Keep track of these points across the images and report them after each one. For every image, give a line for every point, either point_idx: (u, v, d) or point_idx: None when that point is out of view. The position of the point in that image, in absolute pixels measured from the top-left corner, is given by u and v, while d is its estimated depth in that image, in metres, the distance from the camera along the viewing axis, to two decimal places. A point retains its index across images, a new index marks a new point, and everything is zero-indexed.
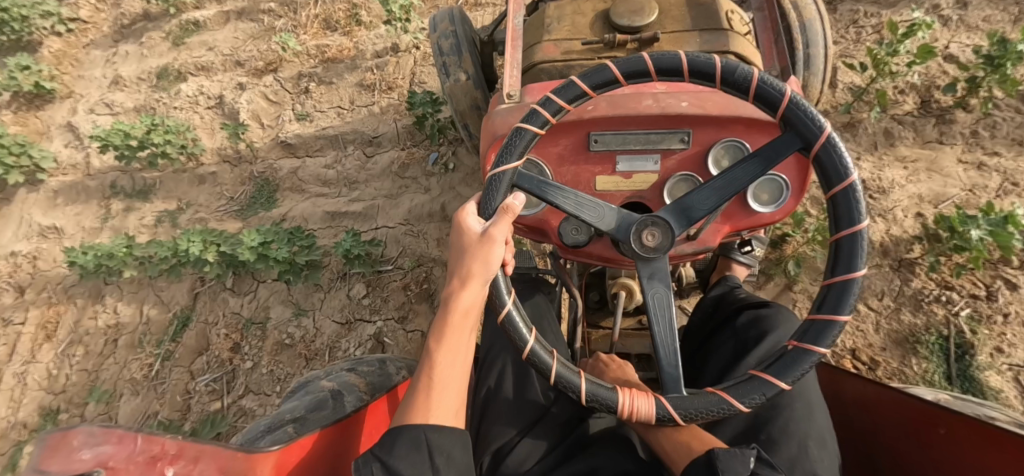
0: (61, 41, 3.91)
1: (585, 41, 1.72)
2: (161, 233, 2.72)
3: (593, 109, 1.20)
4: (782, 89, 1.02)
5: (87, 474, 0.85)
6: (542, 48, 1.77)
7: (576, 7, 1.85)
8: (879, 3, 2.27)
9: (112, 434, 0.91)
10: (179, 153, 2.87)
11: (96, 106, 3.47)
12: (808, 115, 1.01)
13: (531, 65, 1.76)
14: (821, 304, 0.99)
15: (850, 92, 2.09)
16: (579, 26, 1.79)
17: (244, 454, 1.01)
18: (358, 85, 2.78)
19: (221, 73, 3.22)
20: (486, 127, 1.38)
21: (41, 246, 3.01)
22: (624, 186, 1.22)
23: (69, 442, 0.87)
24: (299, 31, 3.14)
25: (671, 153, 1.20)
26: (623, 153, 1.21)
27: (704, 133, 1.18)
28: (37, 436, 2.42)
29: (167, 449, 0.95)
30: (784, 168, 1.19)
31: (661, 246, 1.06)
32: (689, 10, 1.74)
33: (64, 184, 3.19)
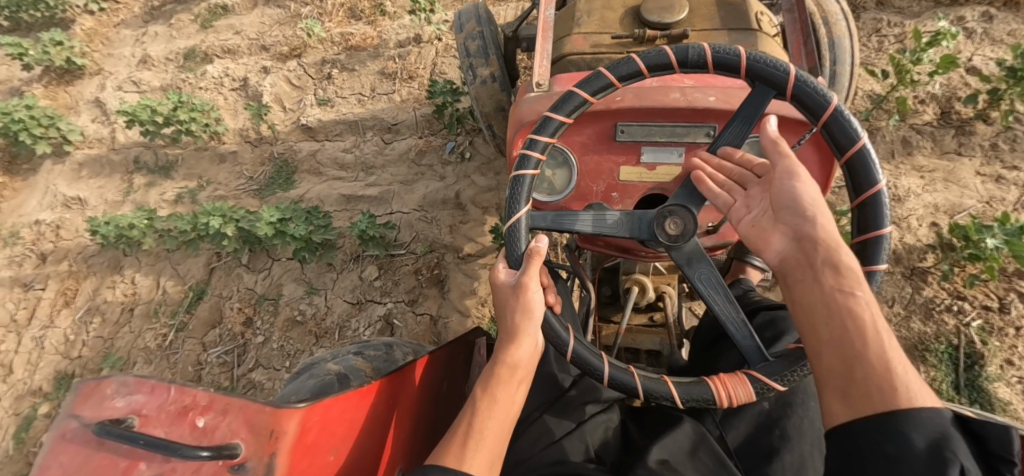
0: (93, 20, 4.03)
1: (614, 35, 1.78)
2: (182, 209, 2.79)
3: (621, 100, 1.18)
4: (737, 51, 1.06)
5: (121, 420, 0.89)
6: (571, 41, 1.84)
7: (605, 2, 1.91)
8: (902, 14, 2.28)
9: (143, 384, 0.93)
10: (202, 131, 2.93)
11: (124, 84, 3.55)
12: (770, 64, 1.04)
13: (560, 56, 1.83)
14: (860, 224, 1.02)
15: (870, 99, 2.09)
16: (608, 21, 1.86)
17: (270, 409, 0.98)
18: (379, 73, 2.82)
19: (247, 57, 3.29)
20: (515, 115, 1.45)
21: (65, 216, 3.09)
22: (647, 178, 1.25)
23: (102, 389, 0.91)
24: (325, 19, 3.20)
25: (695, 147, 1.21)
26: (647, 144, 1.21)
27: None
28: (52, 398, 2.49)
29: (198, 400, 0.95)
30: (807, 166, 1.20)
31: (685, 231, 1.09)
32: (718, 10, 1.82)
33: (91, 157, 3.28)
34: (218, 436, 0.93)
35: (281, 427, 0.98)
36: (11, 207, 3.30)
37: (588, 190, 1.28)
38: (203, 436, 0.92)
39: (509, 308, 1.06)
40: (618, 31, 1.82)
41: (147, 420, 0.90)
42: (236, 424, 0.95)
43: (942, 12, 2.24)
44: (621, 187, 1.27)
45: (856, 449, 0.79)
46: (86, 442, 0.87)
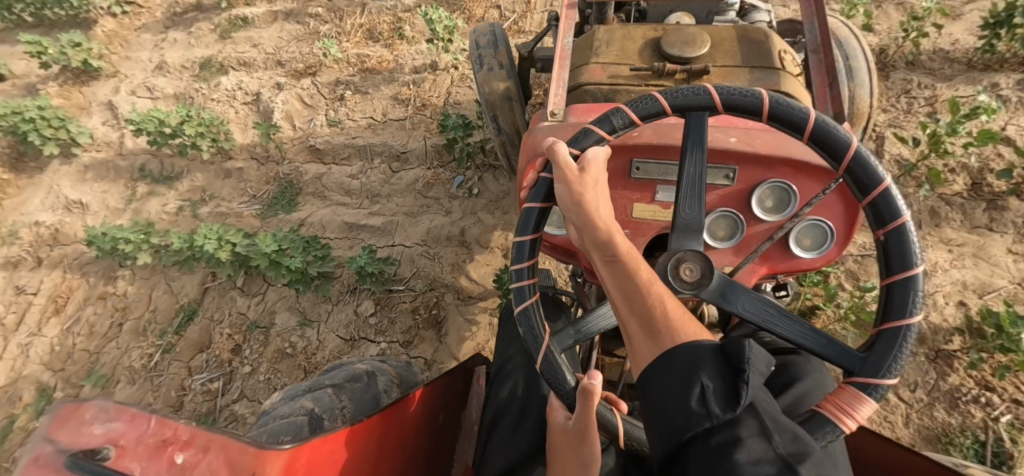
0: (114, 22, 4.03)
1: (633, 67, 1.76)
2: (182, 223, 2.74)
3: (639, 136, 1.22)
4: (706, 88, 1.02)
5: (96, 449, 0.80)
6: (589, 70, 1.81)
7: (625, 32, 1.88)
8: (934, 76, 2.20)
9: (125, 412, 0.84)
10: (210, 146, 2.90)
11: (138, 89, 3.53)
12: (742, 92, 1.01)
13: (577, 85, 1.81)
14: (889, 264, 0.94)
15: (897, 165, 2.00)
16: (628, 52, 1.83)
17: (254, 450, 0.87)
18: (393, 99, 2.78)
19: (262, 70, 3.26)
20: (528, 143, 1.42)
21: (65, 220, 3.05)
22: (660, 216, 1.24)
23: (82, 414, 0.83)
24: (343, 38, 3.19)
25: (715, 189, 1.22)
26: (663, 183, 1.24)
27: (750, 173, 1.20)
28: (30, 411, 2.41)
29: (179, 435, 0.85)
30: (832, 215, 1.20)
31: (701, 279, 0.98)
32: (741, 45, 1.78)
33: (97, 160, 3.24)
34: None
35: (265, 470, 0.87)
36: (12, 205, 3.26)
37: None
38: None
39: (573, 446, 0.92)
40: (637, 62, 1.79)
41: (123, 453, 0.81)
42: (218, 464, 0.85)
43: (977, 76, 2.16)
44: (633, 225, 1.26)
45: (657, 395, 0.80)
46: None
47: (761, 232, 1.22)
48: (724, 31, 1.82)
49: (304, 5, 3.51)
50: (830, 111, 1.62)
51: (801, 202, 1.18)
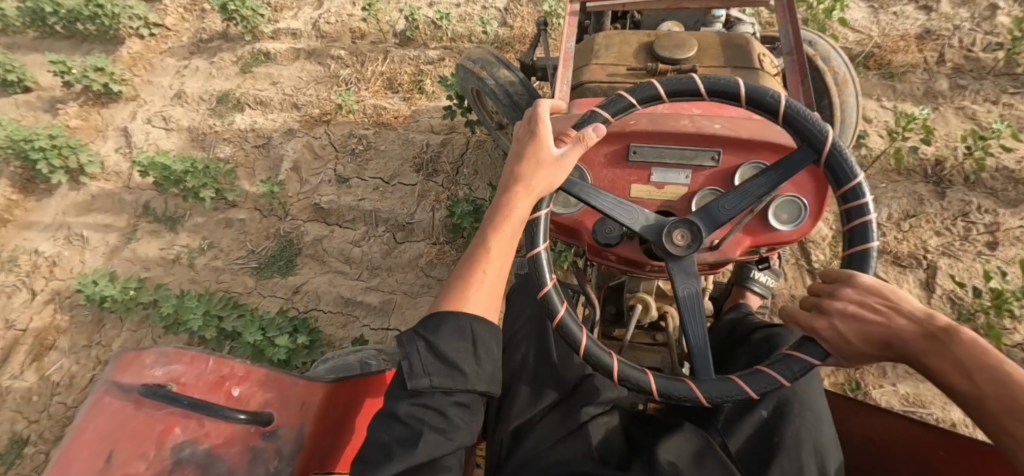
0: (142, 44, 3.97)
1: (630, 67, 2.00)
2: (178, 273, 2.67)
3: (635, 124, 1.39)
4: (727, 80, 1.19)
5: (163, 384, 1.19)
6: (590, 70, 2.05)
7: (623, 38, 2.11)
8: (996, 199, 2.01)
9: (182, 356, 1.25)
10: (217, 197, 2.82)
11: (154, 117, 3.47)
12: (758, 91, 1.18)
13: (580, 84, 2.04)
14: None
15: (949, 303, 1.86)
16: (624, 55, 2.06)
17: (302, 382, 1.33)
18: (403, 160, 2.65)
19: (276, 111, 3.15)
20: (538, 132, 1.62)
21: (64, 253, 3.00)
22: (656, 196, 1.40)
23: (142, 360, 1.21)
24: (361, 85, 3.07)
25: (703, 170, 1.37)
26: (657, 165, 1.39)
27: (732, 155, 1.36)
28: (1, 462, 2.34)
29: (233, 373, 1.28)
30: (805, 191, 1.36)
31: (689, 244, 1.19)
32: (724, 50, 2.05)
33: (104, 191, 3.19)
34: (248, 402, 1.25)
35: (308, 398, 1.31)
36: (18, 228, 3.23)
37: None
38: (239, 402, 1.24)
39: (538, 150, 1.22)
40: (634, 64, 2.03)
41: (185, 386, 1.21)
42: (267, 394, 1.29)
43: None
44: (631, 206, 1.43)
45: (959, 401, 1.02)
46: (127, 404, 1.14)
47: None
48: (710, 36, 2.08)
49: (328, 45, 3.41)
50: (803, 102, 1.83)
51: None
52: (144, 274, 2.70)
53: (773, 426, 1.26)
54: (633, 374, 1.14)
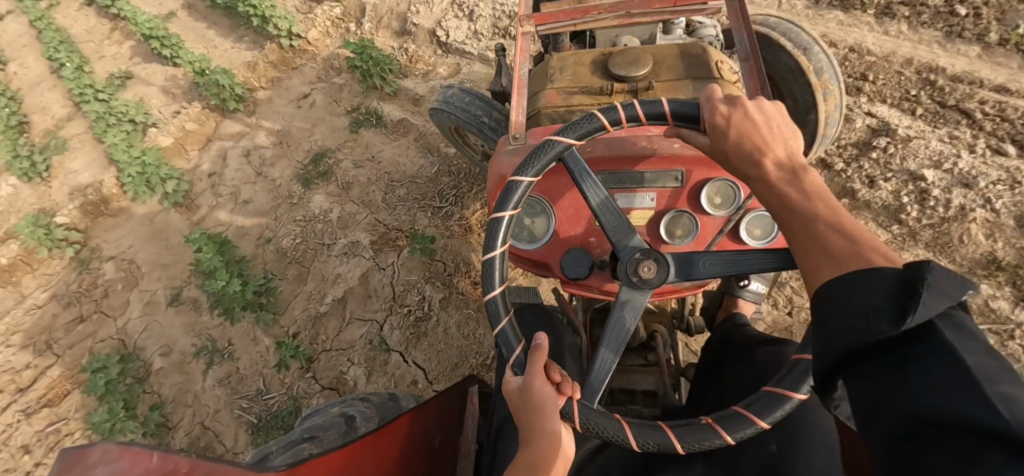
0: (278, 52, 3.58)
1: (587, 92, 1.98)
2: (191, 377, 2.42)
3: (592, 150, 1.47)
4: (573, 136, 1.28)
5: None
6: (547, 96, 2.05)
7: (576, 59, 2.11)
8: None
9: (126, 452, 0.86)
10: (249, 307, 2.41)
11: (251, 150, 3.13)
12: (584, 122, 1.27)
13: (536, 111, 2.04)
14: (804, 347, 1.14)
15: None
16: (580, 78, 2.05)
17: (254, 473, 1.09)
18: (456, 360, 2.14)
19: (356, 200, 2.63)
20: (494, 170, 1.67)
21: (117, 285, 2.91)
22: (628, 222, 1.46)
23: (84, 459, 0.82)
24: (457, 212, 2.44)
25: (665, 191, 1.43)
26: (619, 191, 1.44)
27: (693, 172, 1.41)
28: None
29: (184, 467, 0.91)
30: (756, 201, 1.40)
31: (653, 277, 1.24)
32: (680, 62, 2.00)
33: (180, 225, 3.03)
34: None
35: None
36: (108, 225, 3.26)
37: (569, 233, 1.55)
38: None
39: (521, 410, 1.10)
40: (590, 84, 2.02)
41: None
42: None
43: None
44: (598, 234, 1.55)
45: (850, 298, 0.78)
46: None
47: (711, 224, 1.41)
48: (665, 49, 2.04)
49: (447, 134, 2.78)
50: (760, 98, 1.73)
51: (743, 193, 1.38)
52: (160, 359, 2.49)
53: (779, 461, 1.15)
54: (609, 424, 1.12)
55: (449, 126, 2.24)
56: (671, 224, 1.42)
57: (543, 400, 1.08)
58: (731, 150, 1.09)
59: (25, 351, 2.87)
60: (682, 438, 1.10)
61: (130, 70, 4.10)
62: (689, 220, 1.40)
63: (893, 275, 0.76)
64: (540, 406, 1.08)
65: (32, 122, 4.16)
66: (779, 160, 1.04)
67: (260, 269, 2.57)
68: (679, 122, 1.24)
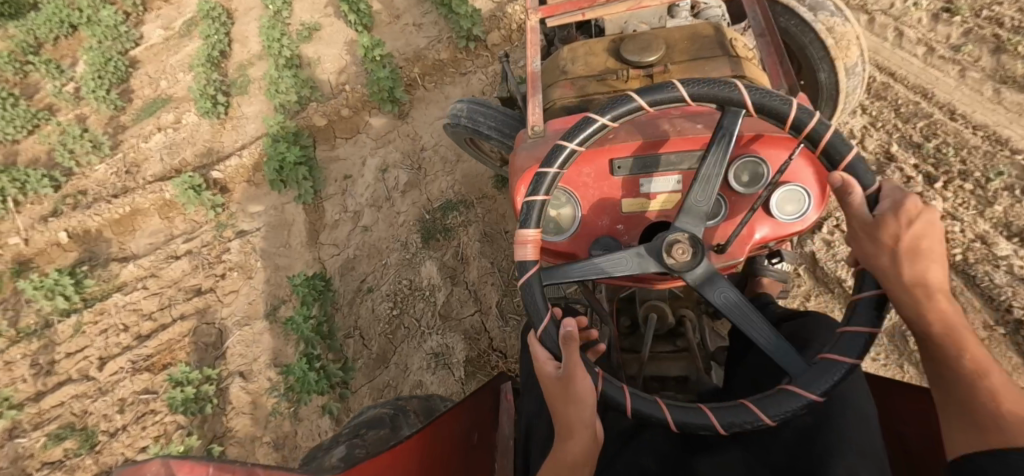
0: (452, 50, 3.13)
1: (602, 81, 1.97)
2: (259, 416, 2.35)
3: (614, 140, 1.48)
4: (630, 109, 1.17)
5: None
6: (560, 87, 2.03)
7: (588, 49, 2.09)
8: None
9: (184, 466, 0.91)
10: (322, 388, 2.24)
11: (388, 165, 2.82)
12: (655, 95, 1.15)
13: (552, 103, 2.02)
14: (833, 345, 1.05)
15: None
16: (591, 66, 2.04)
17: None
18: None
19: (465, 287, 2.24)
20: (517, 164, 1.67)
21: (232, 271, 2.89)
22: (648, 207, 1.48)
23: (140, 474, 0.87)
24: None
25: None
26: (644, 176, 1.47)
27: (719, 149, 1.40)
28: (91, 453, 2.65)
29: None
30: (799, 180, 1.34)
31: (687, 260, 1.17)
32: (692, 43, 1.98)
33: (304, 225, 2.91)
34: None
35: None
36: (251, 194, 3.27)
37: (594, 222, 1.50)
38: None
39: (560, 401, 1.05)
40: (606, 73, 2.00)
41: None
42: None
43: None
44: (624, 221, 1.50)
45: None
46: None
47: (742, 202, 1.37)
48: (675, 32, 2.02)
49: None
50: (783, 85, 1.90)
51: (772, 169, 1.33)
52: (237, 386, 2.44)
53: (822, 427, 1.04)
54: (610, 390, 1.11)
55: (464, 139, 2.18)
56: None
57: (583, 393, 1.03)
58: (906, 267, 0.90)
59: (153, 301, 3.06)
60: (721, 417, 1.05)
61: (320, 20, 3.97)
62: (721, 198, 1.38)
63: None
64: (579, 400, 1.04)
65: (232, 52, 4.29)
66: (941, 281, 0.89)
67: (349, 351, 2.35)
68: (759, 114, 1.14)
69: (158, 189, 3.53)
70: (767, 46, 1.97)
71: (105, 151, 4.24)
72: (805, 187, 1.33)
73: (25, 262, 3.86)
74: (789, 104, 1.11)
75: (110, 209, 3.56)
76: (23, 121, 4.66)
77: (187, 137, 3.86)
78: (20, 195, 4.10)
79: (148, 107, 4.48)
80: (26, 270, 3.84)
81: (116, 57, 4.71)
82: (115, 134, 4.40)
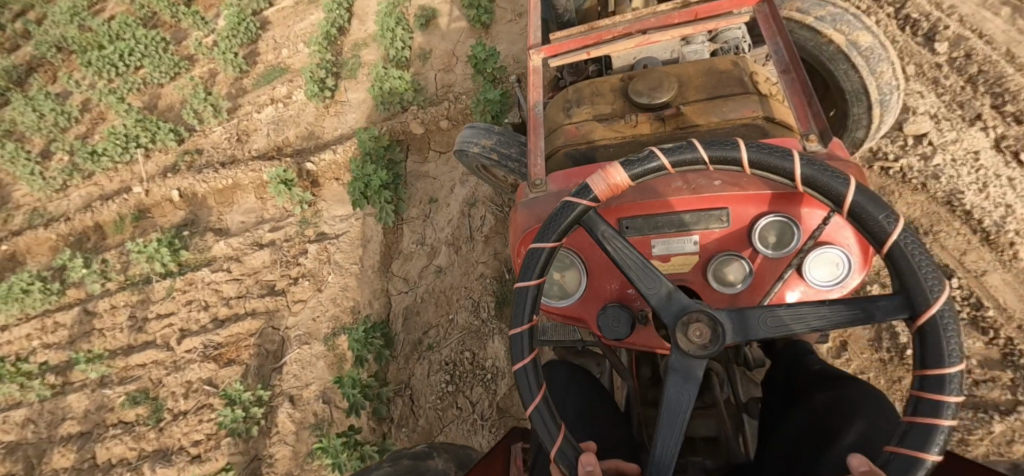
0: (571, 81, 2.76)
1: (609, 124, 1.76)
2: (299, 451, 2.29)
3: (618, 201, 1.38)
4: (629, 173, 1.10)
5: None
6: (565, 131, 1.83)
7: (594, 87, 1.89)
8: None
9: None
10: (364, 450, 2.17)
11: (478, 207, 2.62)
12: (642, 159, 1.10)
13: (556, 149, 1.82)
14: (901, 444, 0.92)
15: None
16: (599, 107, 1.84)
17: None
18: None
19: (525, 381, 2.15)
20: (516, 221, 1.56)
21: (305, 278, 2.82)
22: (664, 268, 1.39)
23: None
24: None
25: (710, 233, 1.34)
26: (656, 238, 1.36)
27: (739, 211, 1.30)
28: (152, 425, 2.75)
29: None
30: (835, 240, 1.29)
31: (710, 343, 1.07)
32: (708, 79, 1.76)
33: (379, 246, 2.75)
34: None
35: None
36: (338, 195, 3.18)
37: (604, 287, 1.47)
38: None
39: None
40: (613, 115, 1.80)
41: None
42: None
43: None
44: (635, 284, 1.46)
45: None
46: None
47: (769, 265, 1.33)
48: (689, 68, 1.81)
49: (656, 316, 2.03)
50: (815, 128, 1.51)
51: (803, 233, 1.27)
52: (285, 411, 2.37)
53: None
54: None
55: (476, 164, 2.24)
56: (719, 268, 1.32)
57: None
58: None
59: (232, 287, 3.08)
60: None
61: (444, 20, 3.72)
62: (748, 266, 1.29)
63: None
64: None
65: (350, 30, 4.17)
66: None
67: (396, 412, 2.29)
68: (806, 186, 1.05)
69: (257, 169, 3.55)
70: (800, 80, 1.65)
71: (222, 114, 4.37)
72: (842, 253, 1.26)
73: (143, 210, 4.12)
74: (846, 182, 1.01)
75: (215, 179, 3.65)
76: (167, 69, 4.95)
77: (294, 115, 3.87)
78: (151, 142, 4.46)
79: (267, 74, 4.55)
80: (144, 217, 4.12)
81: (250, 18, 4.81)
82: (236, 97, 4.54)
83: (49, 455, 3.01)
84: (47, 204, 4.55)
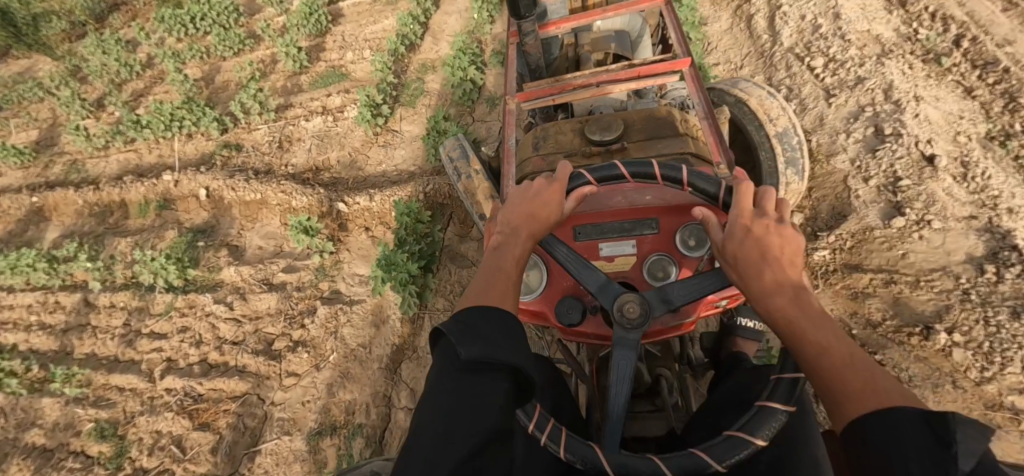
0: None
1: (569, 156, 1.71)
2: None
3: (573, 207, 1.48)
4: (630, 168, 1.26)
5: None
6: (530, 163, 1.74)
7: (555, 126, 1.84)
8: None
9: None
10: None
11: None
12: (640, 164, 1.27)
13: (522, 178, 1.74)
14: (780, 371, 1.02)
15: None
16: (563, 143, 1.77)
17: None
18: None
19: None
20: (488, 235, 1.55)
21: (304, 348, 2.49)
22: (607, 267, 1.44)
23: None
24: None
25: (644, 239, 1.45)
26: (602, 241, 1.45)
27: (666, 219, 1.45)
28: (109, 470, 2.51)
29: None
30: None
31: (640, 318, 1.16)
32: (647, 122, 1.75)
33: (393, 338, 2.46)
34: None
35: None
36: (365, 249, 2.83)
37: (559, 284, 1.45)
38: None
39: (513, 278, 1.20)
40: (574, 148, 1.74)
41: None
42: None
43: None
44: None
45: (902, 434, 0.82)
46: None
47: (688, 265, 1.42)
48: (633, 113, 1.80)
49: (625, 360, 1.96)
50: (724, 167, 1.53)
51: None
52: None
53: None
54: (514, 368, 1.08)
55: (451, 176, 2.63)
56: (651, 268, 1.41)
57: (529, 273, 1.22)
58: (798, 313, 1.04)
59: (230, 328, 2.75)
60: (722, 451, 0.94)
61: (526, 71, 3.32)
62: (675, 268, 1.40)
63: (939, 425, 0.79)
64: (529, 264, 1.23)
65: (420, 48, 3.79)
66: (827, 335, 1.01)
67: None
68: None
69: (288, 193, 3.23)
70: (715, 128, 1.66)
71: (269, 112, 4.06)
72: None
73: (169, 200, 3.88)
74: None
75: (244, 190, 3.37)
76: (232, 43, 4.63)
77: (341, 134, 3.53)
78: (194, 126, 4.17)
79: (325, 76, 4.25)
80: (168, 207, 3.88)
81: (321, 10, 4.49)
82: (289, 94, 4.24)
83: (6, 463, 2.78)
84: (87, 160, 4.35)
